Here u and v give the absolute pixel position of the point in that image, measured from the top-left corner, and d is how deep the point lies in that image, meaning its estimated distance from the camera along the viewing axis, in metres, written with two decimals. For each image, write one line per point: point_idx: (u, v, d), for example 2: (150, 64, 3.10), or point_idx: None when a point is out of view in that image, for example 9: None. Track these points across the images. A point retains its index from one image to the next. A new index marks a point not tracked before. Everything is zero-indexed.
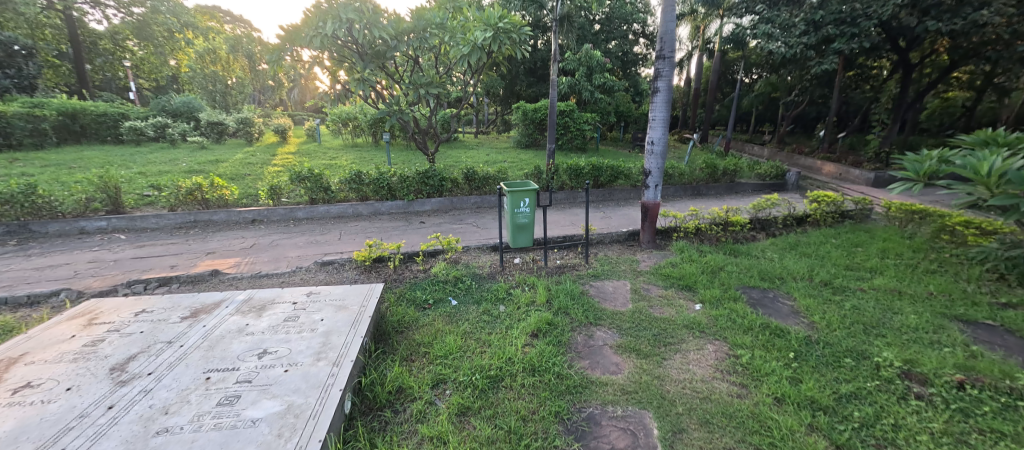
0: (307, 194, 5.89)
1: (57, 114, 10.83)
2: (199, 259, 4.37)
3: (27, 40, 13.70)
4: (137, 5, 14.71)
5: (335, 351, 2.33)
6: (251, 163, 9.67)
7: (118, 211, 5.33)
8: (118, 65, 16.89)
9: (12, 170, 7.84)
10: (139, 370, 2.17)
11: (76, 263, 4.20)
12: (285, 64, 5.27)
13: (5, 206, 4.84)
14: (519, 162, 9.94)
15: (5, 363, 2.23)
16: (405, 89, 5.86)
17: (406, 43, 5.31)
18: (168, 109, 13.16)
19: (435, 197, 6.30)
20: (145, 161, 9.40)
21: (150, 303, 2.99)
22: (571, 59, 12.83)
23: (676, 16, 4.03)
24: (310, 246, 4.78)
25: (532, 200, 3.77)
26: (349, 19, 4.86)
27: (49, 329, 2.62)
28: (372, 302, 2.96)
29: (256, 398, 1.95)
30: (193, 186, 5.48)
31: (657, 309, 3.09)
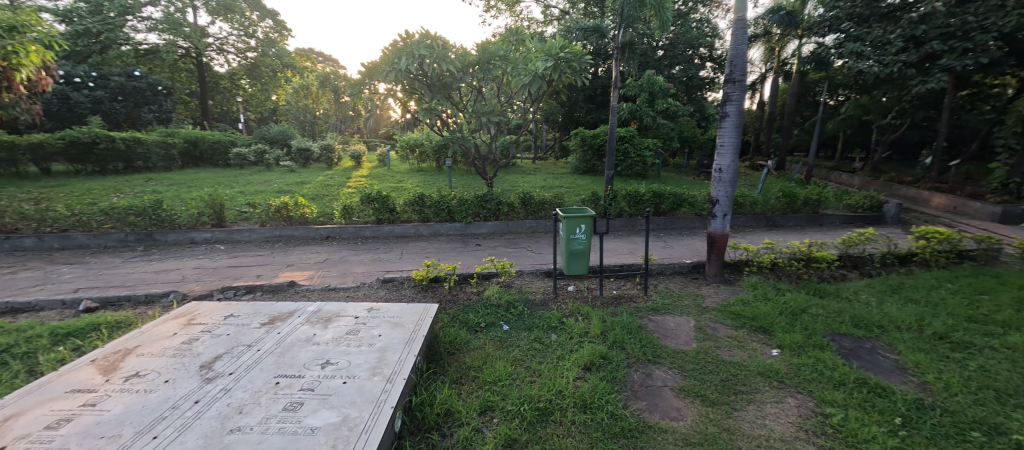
0: (374, 214, 6.26)
1: (184, 142, 12.81)
2: (279, 270, 4.80)
3: (168, 81, 16.51)
4: (251, 51, 17.16)
5: (389, 368, 2.39)
6: (329, 185, 10.59)
7: (220, 224, 6.06)
8: (232, 101, 19.67)
9: (146, 188, 9.32)
10: (223, 369, 2.38)
11: (184, 269, 4.79)
12: (363, 97, 5.76)
13: (138, 217, 5.72)
14: (577, 188, 9.87)
15: (122, 353, 2.56)
16: (469, 117, 6.09)
17: (471, 75, 5.63)
18: (267, 137, 14.95)
19: (492, 220, 6.40)
20: (245, 182, 10.71)
21: (237, 308, 3.30)
22: (633, 84, 12.69)
23: (748, 39, 3.83)
24: (373, 263, 5.05)
25: (589, 226, 3.66)
26: (421, 54, 5.24)
27: (158, 326, 2.98)
28: (427, 322, 3.01)
29: (317, 407, 2.03)
30: (281, 204, 6.10)
31: (726, 351, 2.81)
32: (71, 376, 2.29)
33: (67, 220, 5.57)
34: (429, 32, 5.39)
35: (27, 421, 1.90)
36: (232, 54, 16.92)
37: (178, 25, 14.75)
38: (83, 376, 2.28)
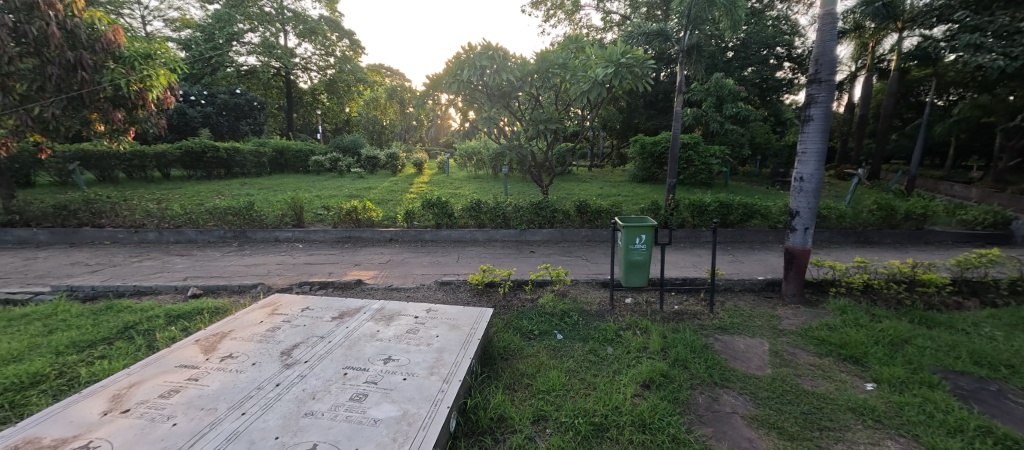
0: (433, 219, 6.51)
1: (273, 151, 14.31)
2: (348, 269, 5.16)
3: (262, 97, 18.57)
4: (330, 68, 18.74)
5: (446, 368, 2.45)
6: (394, 190, 11.21)
7: (299, 224, 6.66)
8: (313, 113, 21.64)
9: (240, 191, 10.52)
10: (300, 357, 2.60)
11: (269, 264, 5.32)
12: (427, 107, 6.05)
13: (234, 217, 6.46)
14: (636, 196, 9.54)
15: (219, 335, 2.90)
16: (526, 124, 6.15)
17: (530, 83, 5.70)
18: (341, 146, 16.20)
19: (547, 228, 6.38)
20: (321, 187, 11.71)
21: (312, 302, 3.60)
22: (699, 88, 12.01)
23: (837, 35, 3.47)
24: (432, 265, 5.25)
25: (650, 237, 3.47)
26: (482, 65, 5.40)
27: (247, 314, 3.33)
28: (482, 326, 3.06)
29: (379, 400, 2.14)
30: (351, 208, 6.57)
31: (808, 381, 2.53)
32: (181, 352, 2.63)
33: (180, 217, 6.45)
34: (491, 43, 5.54)
35: (147, 388, 2.21)
36: (314, 72, 18.64)
37: (272, 48, 16.59)
38: (190, 353, 2.62)
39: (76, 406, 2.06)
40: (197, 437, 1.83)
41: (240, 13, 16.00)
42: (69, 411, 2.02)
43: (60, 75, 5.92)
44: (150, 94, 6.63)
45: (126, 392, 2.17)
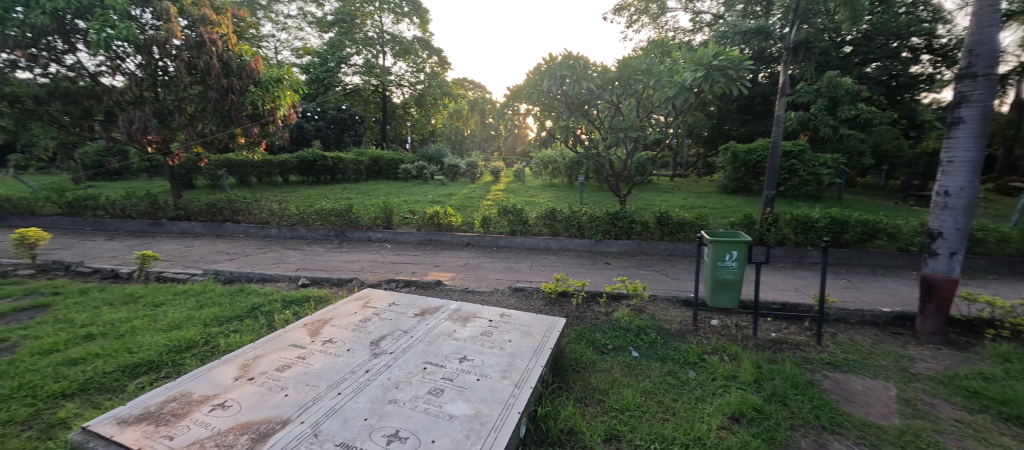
0: (509, 226, 6.66)
1: (369, 159, 15.84)
2: (429, 269, 5.49)
3: (362, 112, 20.69)
4: (419, 83, 20.23)
5: (518, 374, 2.49)
6: (472, 197, 11.67)
7: (388, 226, 7.26)
8: (403, 125, 23.54)
9: (342, 195, 11.81)
10: (387, 348, 2.83)
11: (362, 261, 5.88)
12: (506, 118, 6.23)
13: (337, 218, 7.27)
14: (725, 209, 8.78)
15: (322, 321, 3.28)
16: (605, 133, 6.01)
17: (611, 91, 5.56)
18: (427, 155, 17.36)
19: (623, 239, 6.16)
20: (408, 192, 12.65)
21: (398, 298, 3.90)
22: (806, 90, 10.62)
23: (1000, 20, 2.89)
24: (506, 271, 5.36)
25: (742, 254, 3.14)
26: (562, 75, 5.42)
27: (344, 305, 3.71)
28: (554, 335, 3.04)
29: (455, 397, 2.24)
30: (434, 213, 7.00)
31: (950, 439, 2.10)
32: (292, 334, 3.03)
33: (295, 217, 7.43)
34: (572, 53, 5.54)
35: (267, 361, 2.58)
36: (407, 88, 20.24)
37: (372, 68, 18.45)
38: (299, 335, 3.01)
39: (216, 369, 2.48)
40: (302, 409, 2.09)
41: (349, 40, 17.98)
42: (211, 373, 2.44)
43: (217, 98, 7.23)
44: (278, 111, 7.99)
45: (251, 362, 2.56)
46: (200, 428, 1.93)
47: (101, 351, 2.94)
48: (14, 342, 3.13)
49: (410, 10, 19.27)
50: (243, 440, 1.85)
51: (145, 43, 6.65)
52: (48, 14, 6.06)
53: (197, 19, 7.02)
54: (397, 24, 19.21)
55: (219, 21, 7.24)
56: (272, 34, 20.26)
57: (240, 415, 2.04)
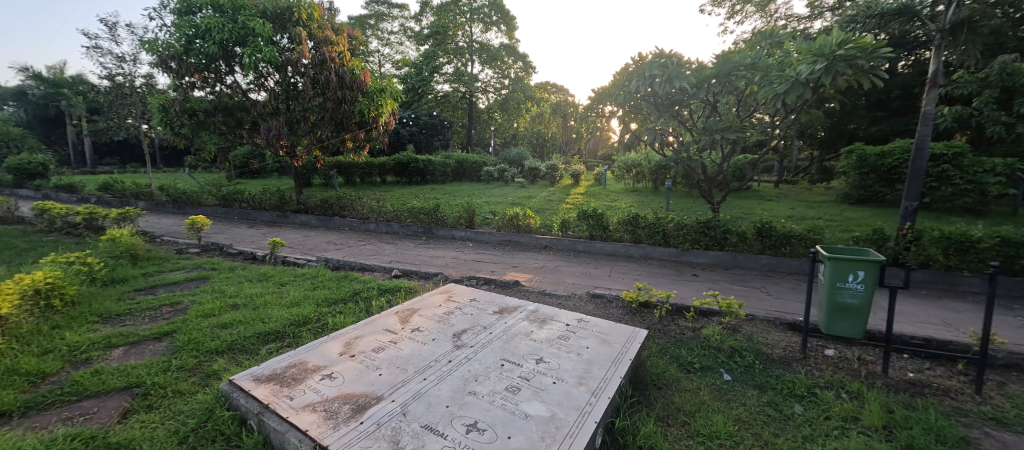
0: (588, 230, 6.52)
1: (456, 162, 16.73)
2: (507, 269, 5.61)
3: (450, 118, 21.93)
4: (504, 88, 20.80)
5: (595, 382, 2.42)
6: (551, 200, 11.66)
7: (470, 226, 7.58)
8: (488, 129, 24.42)
9: (430, 195, 12.65)
10: (468, 341, 2.96)
11: (446, 257, 6.22)
12: (590, 121, 6.09)
13: (425, 216, 7.79)
14: (844, 222, 7.60)
15: (410, 311, 3.54)
16: (698, 134, 5.58)
17: (708, 89, 5.12)
18: (509, 158, 17.78)
19: (715, 250, 5.66)
20: (489, 194, 13.08)
21: (479, 295, 4.05)
22: (967, 80, 8.62)
23: None
24: (584, 276, 5.26)
25: (871, 275, 2.66)
26: (652, 75, 5.15)
27: (430, 297, 3.96)
28: (634, 346, 2.90)
29: (531, 397, 2.26)
30: (514, 214, 7.15)
31: None
32: (385, 319, 3.32)
33: (390, 214, 8.16)
34: (664, 51, 5.26)
35: (365, 341, 2.88)
36: (492, 93, 20.94)
37: (461, 75, 19.44)
38: (391, 321, 3.29)
39: (325, 344, 2.83)
40: (393, 389, 2.29)
41: (442, 50, 19.15)
42: (322, 347, 2.79)
43: (334, 108, 8.31)
44: (381, 117, 8.87)
45: (352, 341, 2.87)
46: (313, 393, 2.22)
47: (242, 319, 3.53)
48: (185, 305, 3.92)
49: (499, 18, 19.93)
50: (345, 409, 2.09)
51: (282, 63, 7.84)
52: (217, 43, 7.47)
53: (321, 40, 8.09)
54: (486, 33, 20.00)
55: (338, 40, 8.25)
56: (377, 49, 22.47)
57: (343, 386, 2.30)
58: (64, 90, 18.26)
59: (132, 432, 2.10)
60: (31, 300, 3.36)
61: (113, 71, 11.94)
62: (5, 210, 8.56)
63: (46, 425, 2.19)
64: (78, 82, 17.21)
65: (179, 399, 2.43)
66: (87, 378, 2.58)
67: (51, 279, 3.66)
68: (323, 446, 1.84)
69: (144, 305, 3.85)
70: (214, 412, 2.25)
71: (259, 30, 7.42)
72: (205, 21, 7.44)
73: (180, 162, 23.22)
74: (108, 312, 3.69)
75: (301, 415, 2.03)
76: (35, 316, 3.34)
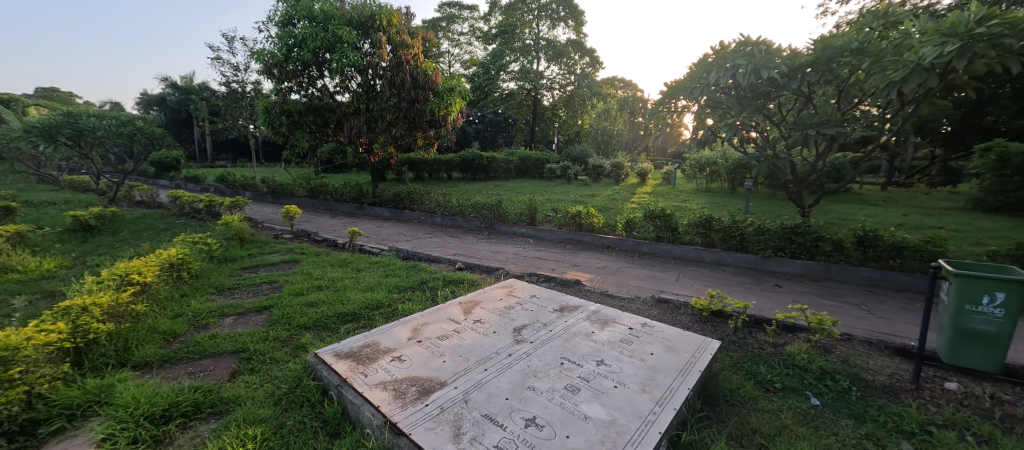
0: (655, 231, 6.23)
1: (519, 159, 16.84)
2: (568, 268, 5.55)
3: (515, 115, 22.12)
4: (570, 85, 20.51)
5: (659, 390, 2.31)
6: (615, 199, 11.30)
7: (531, 223, 7.60)
8: (552, 126, 24.30)
9: (493, 191, 12.92)
10: (527, 337, 2.97)
11: (507, 253, 6.31)
12: (660, 116, 5.78)
13: (488, 212, 7.96)
14: (972, 232, 6.43)
15: (472, 303, 3.64)
16: (787, 130, 5.04)
17: (802, 79, 4.58)
18: (573, 156, 17.53)
19: (802, 258, 5.09)
20: (551, 192, 13.01)
21: (540, 291, 4.05)
22: None
23: None
24: (649, 279, 5.03)
25: (1014, 297, 2.21)
26: (735, 65, 4.72)
27: (491, 290, 4.05)
28: (705, 357, 2.72)
29: (591, 398, 2.22)
30: (576, 212, 7.03)
31: None
32: (449, 308, 3.46)
33: (456, 208, 8.46)
34: (750, 38, 4.83)
35: (431, 329, 3.02)
36: (557, 90, 20.73)
37: (527, 73, 19.48)
38: (455, 311, 3.41)
39: (395, 328, 3.03)
40: (456, 376, 2.38)
41: (509, 48, 19.32)
42: (392, 331, 2.98)
43: (408, 107, 8.85)
44: (450, 115, 9.39)
45: (419, 327, 3.04)
46: (385, 373, 2.39)
47: (325, 299, 3.90)
48: (280, 284, 4.42)
49: (566, 14, 19.66)
50: (412, 390, 2.22)
51: (365, 66, 8.49)
52: (310, 51, 8.28)
53: (398, 44, 8.60)
54: (553, 29, 19.85)
55: (413, 43, 8.72)
56: (448, 50, 23.35)
57: (411, 369, 2.45)
58: (192, 96, 21.43)
59: (238, 391, 2.42)
60: (167, 271, 4.01)
61: (230, 79, 13.76)
62: (148, 197, 10.30)
63: (175, 377, 2.61)
64: (202, 89, 20.07)
65: (274, 365, 2.74)
66: (206, 341, 3.02)
67: (181, 255, 4.34)
68: (393, 422, 1.98)
69: (248, 282, 4.40)
70: (302, 380, 2.52)
71: (346, 38, 8.11)
72: (302, 32, 8.29)
73: (278, 157, 26.14)
74: (222, 285, 4.28)
75: (374, 392, 2.20)
76: (169, 284, 3.98)
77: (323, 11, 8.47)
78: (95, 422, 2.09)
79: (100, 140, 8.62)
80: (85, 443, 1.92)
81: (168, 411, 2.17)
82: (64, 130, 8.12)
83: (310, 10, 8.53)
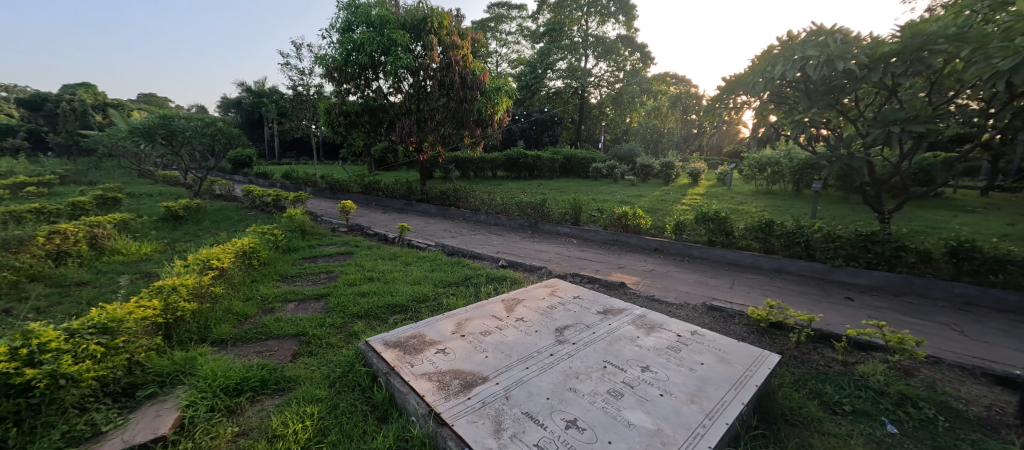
0: (707, 234, 5.92)
1: (564, 158, 16.72)
2: (612, 270, 5.43)
3: (562, 114, 21.95)
4: (619, 82, 20.02)
5: (709, 402, 2.20)
6: (664, 200, 10.88)
7: (575, 222, 7.51)
8: (598, 125, 23.86)
9: (537, 190, 12.91)
10: (570, 338, 2.94)
11: (550, 252, 6.28)
12: (717, 113, 5.48)
13: (532, 210, 7.97)
14: None
15: (515, 301, 3.66)
16: (864, 127, 4.58)
17: (885, 70, 4.14)
18: (620, 155, 17.09)
19: (879, 269, 4.61)
20: (596, 191, 12.78)
21: (583, 292, 3.99)
22: None
23: None
24: (699, 285, 4.79)
25: None
26: (805, 56, 4.32)
27: (534, 289, 4.05)
28: (761, 371, 2.54)
29: (634, 405, 2.15)
30: (622, 213, 6.84)
31: None
32: (492, 305, 3.51)
33: (500, 207, 8.56)
34: (823, 27, 4.43)
35: (474, 324, 3.07)
36: (605, 88, 20.31)
37: (575, 71, 19.24)
38: (498, 308, 3.45)
39: (440, 321, 3.11)
40: (498, 372, 2.41)
41: (557, 47, 19.17)
42: (437, 324, 3.06)
43: (456, 107, 9.08)
44: (496, 115, 9.46)
45: (463, 322, 3.10)
46: (430, 364, 2.47)
47: (376, 290, 4.10)
48: (336, 274, 4.71)
49: (617, 9, 19.20)
50: (455, 383, 2.27)
51: (417, 68, 8.81)
52: (367, 55, 8.72)
53: (449, 45, 8.82)
54: (602, 26, 19.47)
55: (463, 44, 8.93)
56: (496, 50, 23.63)
57: (454, 362, 2.51)
58: (263, 99, 23.35)
59: (299, 371, 2.61)
60: (240, 257, 4.42)
61: (296, 82, 14.84)
62: (226, 191, 11.36)
63: (246, 354, 2.86)
64: (272, 92, 21.79)
65: (330, 350, 2.93)
66: (272, 323, 3.29)
67: (252, 243, 4.75)
68: (436, 412, 2.04)
69: (308, 271, 4.73)
70: (354, 366, 2.66)
71: (400, 40, 8.45)
72: (361, 37, 8.75)
73: (336, 156, 27.81)
74: (286, 273, 4.64)
75: (419, 381, 2.28)
76: (242, 270, 4.38)
77: (380, 16, 8.87)
78: (181, 389, 2.34)
79: (188, 140, 9.64)
80: (172, 407, 2.17)
81: (240, 385, 2.39)
82: (160, 131, 9.17)
83: (368, 16, 8.97)
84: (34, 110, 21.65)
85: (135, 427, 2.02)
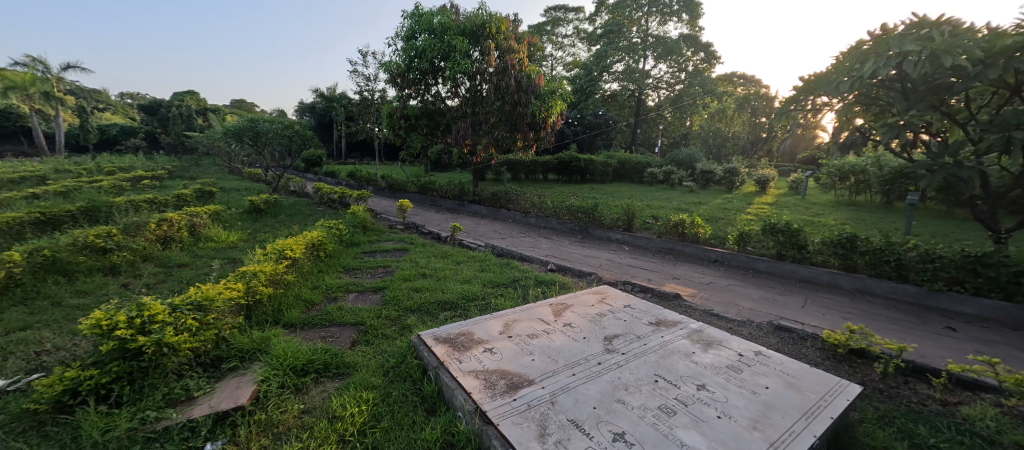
0: (776, 247, 5.47)
1: (618, 162, 16.31)
2: (666, 280, 5.19)
3: (617, 117, 21.44)
4: (680, 84, 19.19)
5: (774, 431, 2.02)
6: (726, 209, 10.22)
7: (628, 229, 7.28)
8: (656, 129, 23.00)
9: (589, 194, 12.70)
10: (619, 348, 2.85)
11: (600, 258, 6.15)
12: (792, 115, 5.00)
13: (583, 215, 7.84)
14: None
15: (562, 305, 3.62)
16: (976, 132, 3.97)
17: (1007, 66, 3.56)
18: (678, 160, 16.33)
19: (990, 297, 3.98)
20: (651, 197, 12.30)
21: (635, 301, 3.85)
22: None
23: None
24: (765, 302, 4.43)
25: None
26: (902, 51, 3.85)
27: (583, 295, 3.98)
28: (838, 402, 2.30)
29: (688, 424, 2.04)
30: (679, 221, 6.52)
31: None
32: (540, 308, 3.50)
33: (550, 210, 8.53)
34: (928, 18, 3.92)
35: (521, 326, 3.08)
36: (664, 89, 19.55)
37: (632, 73, 18.71)
38: (545, 312, 3.43)
39: (488, 321, 3.16)
40: (545, 376, 2.40)
41: (614, 48, 18.76)
42: (485, 323, 3.11)
43: (510, 110, 9.20)
44: (550, 117, 9.46)
45: (510, 323, 3.13)
46: (477, 362, 2.51)
47: (429, 286, 4.25)
48: (392, 269, 4.95)
49: (680, 8, 18.42)
50: (502, 383, 2.29)
51: (474, 72, 9.05)
52: (428, 60, 9.11)
53: (505, 49, 8.98)
54: (664, 25, 18.74)
55: (519, 49, 9.05)
56: (552, 54, 23.64)
57: (501, 362, 2.53)
58: (334, 104, 25.19)
59: (357, 358, 2.78)
60: (310, 249, 4.79)
61: (363, 88, 15.86)
62: (299, 188, 12.41)
63: (312, 339, 3.10)
64: (342, 97, 23.47)
65: (385, 340, 3.08)
66: (335, 311, 3.53)
67: (320, 236, 5.13)
68: (482, 410, 2.07)
69: (368, 264, 5.02)
70: (405, 358, 2.78)
71: (459, 46, 8.73)
72: (423, 43, 9.15)
73: (396, 157, 29.30)
74: (348, 265, 4.96)
75: (466, 378, 2.34)
76: (311, 260, 4.75)
77: (441, 23, 9.20)
78: (257, 365, 2.58)
79: (269, 141, 10.65)
80: (249, 380, 2.40)
81: (306, 366, 2.59)
82: (247, 133, 10.23)
83: (430, 24, 9.34)
84: (151, 114, 25.16)
85: (219, 395, 2.26)
